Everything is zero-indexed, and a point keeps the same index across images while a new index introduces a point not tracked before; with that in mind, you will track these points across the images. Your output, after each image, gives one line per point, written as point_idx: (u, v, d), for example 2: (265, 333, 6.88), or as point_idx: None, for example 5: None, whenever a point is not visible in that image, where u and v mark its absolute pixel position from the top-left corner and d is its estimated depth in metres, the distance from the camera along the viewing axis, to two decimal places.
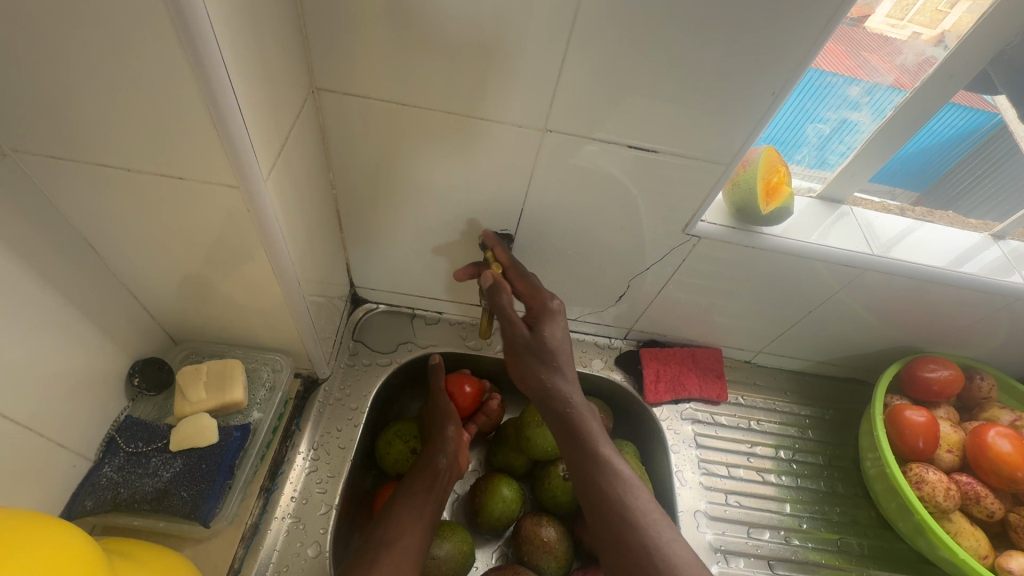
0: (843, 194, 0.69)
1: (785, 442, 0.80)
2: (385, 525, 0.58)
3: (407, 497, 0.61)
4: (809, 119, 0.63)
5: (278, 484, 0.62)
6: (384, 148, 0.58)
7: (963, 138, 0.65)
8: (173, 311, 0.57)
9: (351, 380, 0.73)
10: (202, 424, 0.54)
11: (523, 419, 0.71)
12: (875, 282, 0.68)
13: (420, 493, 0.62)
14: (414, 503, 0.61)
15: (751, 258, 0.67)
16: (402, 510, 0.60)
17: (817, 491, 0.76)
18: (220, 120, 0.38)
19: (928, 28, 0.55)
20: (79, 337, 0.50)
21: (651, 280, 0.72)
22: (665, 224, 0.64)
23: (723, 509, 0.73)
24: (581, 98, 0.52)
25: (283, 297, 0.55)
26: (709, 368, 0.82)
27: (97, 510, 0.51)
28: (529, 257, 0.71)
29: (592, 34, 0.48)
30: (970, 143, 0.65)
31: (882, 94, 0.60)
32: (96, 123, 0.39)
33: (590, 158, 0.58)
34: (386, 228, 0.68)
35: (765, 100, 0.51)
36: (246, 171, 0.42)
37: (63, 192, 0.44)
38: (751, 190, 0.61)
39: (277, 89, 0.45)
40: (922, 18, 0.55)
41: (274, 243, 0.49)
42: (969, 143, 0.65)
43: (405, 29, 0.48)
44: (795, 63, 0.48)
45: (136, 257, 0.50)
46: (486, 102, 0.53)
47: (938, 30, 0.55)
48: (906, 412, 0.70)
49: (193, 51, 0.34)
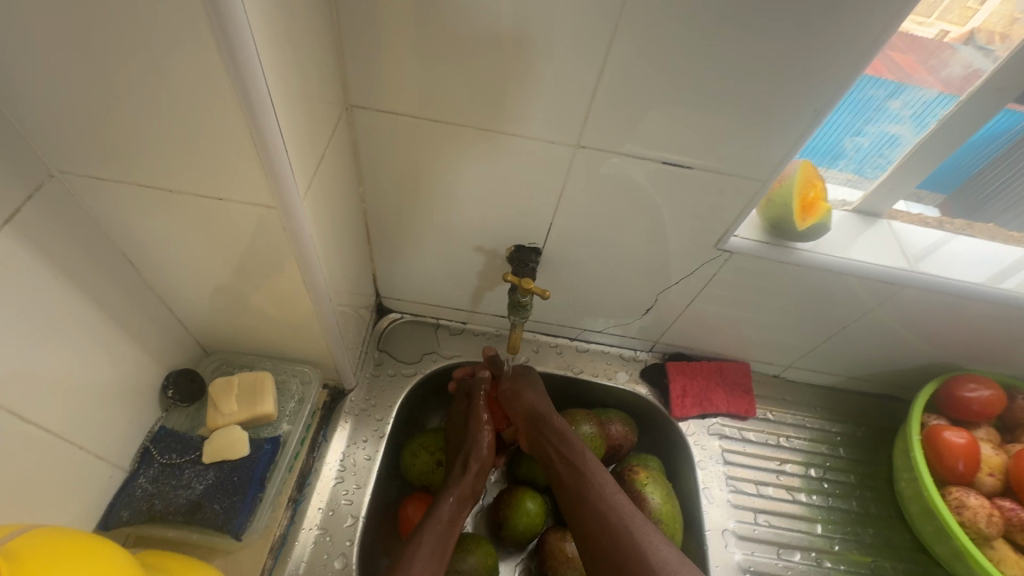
0: (879, 208, 0.68)
1: (815, 459, 0.78)
2: (406, 555, 0.57)
3: (431, 528, 0.59)
4: (847, 131, 0.61)
5: (305, 494, 0.62)
6: (415, 162, 0.58)
7: (994, 139, 0.61)
8: (206, 323, 0.58)
9: (376, 391, 0.73)
10: (234, 437, 0.55)
11: None
12: (912, 299, 0.67)
13: (441, 525, 0.60)
14: (437, 536, 0.59)
15: (783, 273, 0.65)
16: (426, 543, 0.58)
17: (849, 511, 0.74)
18: (261, 142, 0.38)
19: (957, 25, 0.53)
20: (117, 349, 0.51)
21: (679, 294, 0.71)
22: (696, 238, 0.63)
23: (751, 528, 0.71)
24: (616, 113, 0.52)
25: (314, 312, 0.55)
26: (737, 382, 0.80)
27: (133, 522, 0.51)
28: (556, 269, 0.70)
29: (629, 50, 0.47)
30: (1006, 141, 0.61)
31: (926, 107, 0.58)
32: (139, 143, 0.39)
33: (621, 173, 0.57)
34: (414, 240, 0.68)
35: (805, 116, 0.50)
36: (283, 190, 0.42)
37: (106, 209, 0.45)
38: (787, 205, 0.59)
39: (315, 108, 0.45)
40: (951, 16, 0.52)
41: (307, 260, 0.49)
42: (1004, 141, 0.61)
43: (439, 46, 0.48)
44: (838, 79, 0.47)
45: (172, 272, 0.51)
46: (519, 117, 0.53)
47: (966, 27, 0.53)
48: (945, 433, 0.68)
49: (238, 77, 0.34)
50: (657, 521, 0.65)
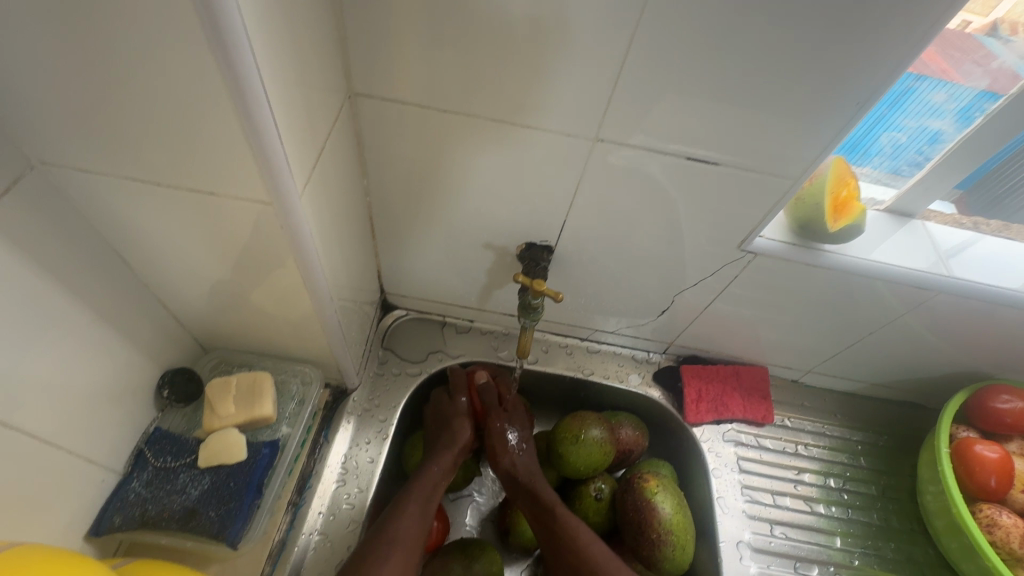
0: (913, 208, 0.64)
1: (834, 469, 0.75)
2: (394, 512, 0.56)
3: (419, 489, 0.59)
4: (884, 126, 0.57)
5: (306, 498, 0.60)
6: (422, 154, 0.55)
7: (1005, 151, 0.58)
8: (202, 320, 0.56)
9: (379, 391, 0.71)
10: (230, 441, 0.53)
11: (558, 436, 0.68)
12: (946, 306, 0.63)
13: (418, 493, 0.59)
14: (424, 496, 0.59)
15: (809, 277, 0.62)
16: (415, 504, 0.58)
17: (870, 525, 0.71)
18: (255, 136, 0.35)
19: (979, 15, 0.49)
20: (108, 349, 0.48)
21: (697, 295, 0.68)
22: (718, 238, 0.60)
23: (768, 540, 0.69)
24: (639, 103, 0.48)
25: (313, 310, 0.53)
26: (755, 388, 0.77)
27: (125, 528, 0.49)
28: (568, 268, 0.67)
29: (656, 35, 0.43)
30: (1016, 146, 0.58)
31: (973, 100, 0.53)
32: (122, 135, 0.36)
33: (640, 168, 0.54)
34: (419, 236, 0.65)
35: (847, 111, 0.47)
36: (280, 186, 0.39)
37: (93, 203, 0.42)
38: (817, 205, 0.56)
39: (315, 96, 0.42)
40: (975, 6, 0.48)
41: (307, 258, 0.46)
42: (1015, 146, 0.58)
43: (447, 30, 0.45)
44: (883, 70, 0.44)
45: (165, 268, 0.49)
46: (531, 108, 0.50)
47: (989, 17, 0.49)
48: (976, 447, 0.65)
49: (228, 64, 0.31)
50: (667, 533, 0.62)
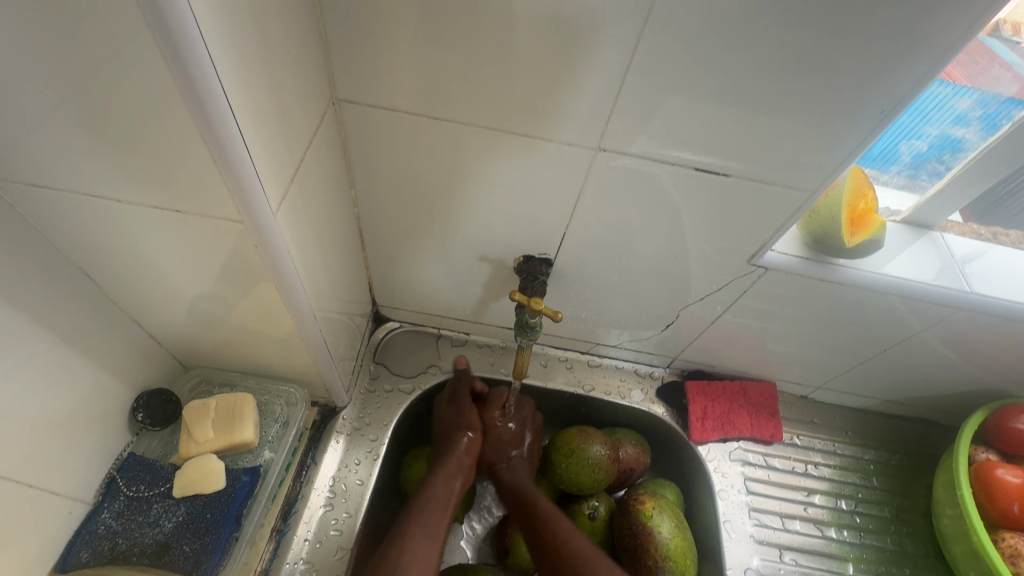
0: (930, 219, 0.61)
1: (845, 490, 0.72)
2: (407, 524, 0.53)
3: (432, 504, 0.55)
4: (904, 134, 0.54)
5: (290, 524, 0.57)
6: (412, 164, 0.52)
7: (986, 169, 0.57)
8: (179, 339, 0.53)
9: (370, 409, 0.67)
10: (208, 468, 0.50)
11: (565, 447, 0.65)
12: (966, 323, 0.60)
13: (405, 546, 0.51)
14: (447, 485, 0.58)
15: (823, 292, 0.59)
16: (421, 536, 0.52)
17: (884, 550, 0.68)
18: (220, 149, 0.32)
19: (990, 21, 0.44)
20: (76, 374, 0.45)
21: (703, 310, 0.65)
22: (726, 252, 0.57)
23: (777, 568, 0.66)
24: (641, 111, 0.45)
25: (297, 329, 0.50)
26: (762, 405, 0.74)
27: (94, 564, 0.46)
28: (567, 282, 0.64)
29: (661, 41, 0.40)
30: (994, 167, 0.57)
31: (999, 108, 0.50)
32: (78, 149, 0.33)
33: (644, 177, 0.51)
34: (410, 247, 0.62)
35: (868, 121, 0.44)
36: (252, 204, 0.36)
37: (55, 221, 0.39)
38: (833, 218, 0.53)
39: (291, 104, 0.39)
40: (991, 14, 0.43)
41: (286, 276, 0.43)
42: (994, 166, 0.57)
43: (434, 34, 0.42)
44: (902, 77, 0.41)
45: (136, 287, 0.46)
46: (526, 116, 0.47)
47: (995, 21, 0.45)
48: (997, 471, 0.62)
49: (185, 71, 0.28)
50: (665, 559, 0.58)
